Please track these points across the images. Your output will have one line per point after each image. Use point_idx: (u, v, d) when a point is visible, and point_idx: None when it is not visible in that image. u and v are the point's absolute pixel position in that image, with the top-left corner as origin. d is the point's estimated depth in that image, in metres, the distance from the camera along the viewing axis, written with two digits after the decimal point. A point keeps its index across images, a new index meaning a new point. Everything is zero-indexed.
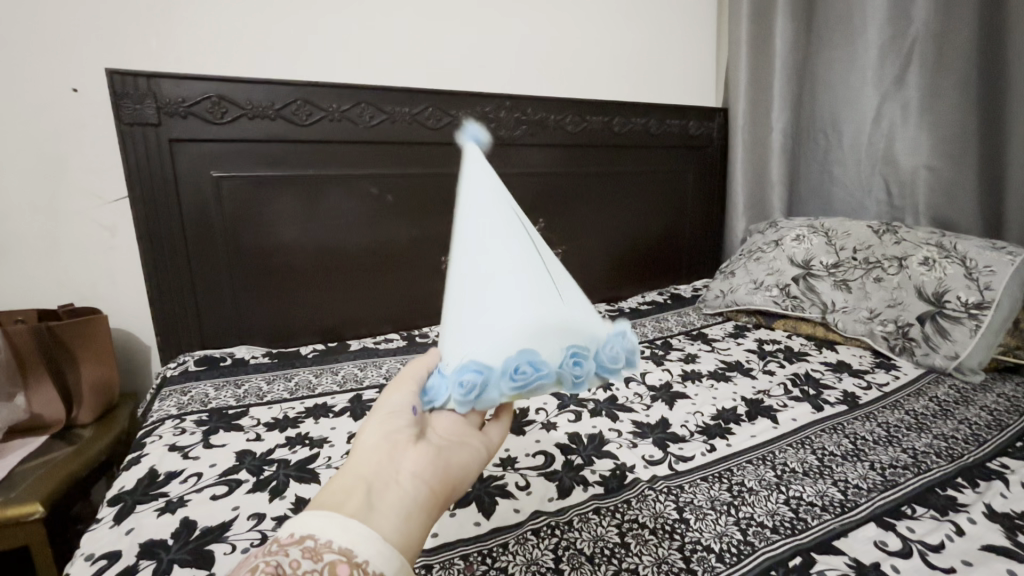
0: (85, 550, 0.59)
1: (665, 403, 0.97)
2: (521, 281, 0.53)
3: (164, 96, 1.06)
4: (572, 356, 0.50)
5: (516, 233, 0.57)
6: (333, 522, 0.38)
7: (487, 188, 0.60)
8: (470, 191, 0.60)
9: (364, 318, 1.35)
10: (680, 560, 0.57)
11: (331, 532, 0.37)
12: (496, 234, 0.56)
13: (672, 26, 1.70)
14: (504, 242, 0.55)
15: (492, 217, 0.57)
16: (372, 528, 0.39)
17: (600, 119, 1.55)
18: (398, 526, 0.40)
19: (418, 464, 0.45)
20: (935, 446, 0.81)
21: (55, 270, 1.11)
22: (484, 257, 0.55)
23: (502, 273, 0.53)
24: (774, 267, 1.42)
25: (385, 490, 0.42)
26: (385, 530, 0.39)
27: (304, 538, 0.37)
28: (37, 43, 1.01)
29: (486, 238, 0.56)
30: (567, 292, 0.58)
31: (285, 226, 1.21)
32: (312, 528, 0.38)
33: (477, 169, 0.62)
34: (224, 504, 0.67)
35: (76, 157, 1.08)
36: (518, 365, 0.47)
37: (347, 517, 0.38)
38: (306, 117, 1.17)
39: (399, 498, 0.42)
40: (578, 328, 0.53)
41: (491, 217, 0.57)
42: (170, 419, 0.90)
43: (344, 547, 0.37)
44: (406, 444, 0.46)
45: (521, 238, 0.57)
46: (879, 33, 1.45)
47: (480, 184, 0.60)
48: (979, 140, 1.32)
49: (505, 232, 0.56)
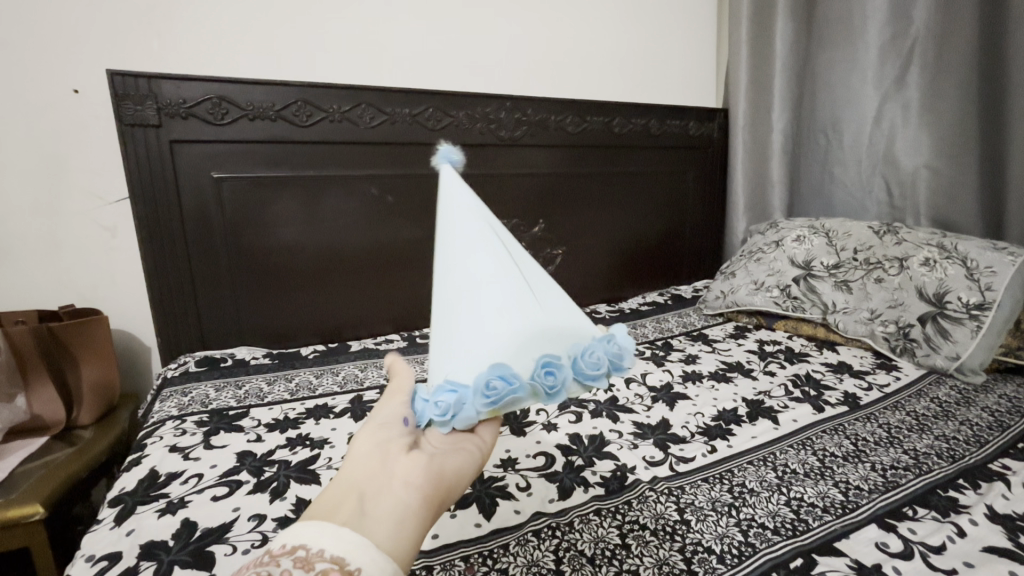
0: (85, 552, 0.59)
1: (666, 404, 0.97)
2: (497, 296, 0.53)
3: (165, 97, 1.06)
4: (545, 366, 0.49)
5: (494, 246, 0.57)
6: (325, 531, 0.38)
7: (463, 204, 0.60)
8: (448, 208, 0.61)
9: (364, 318, 1.35)
10: (682, 561, 0.57)
11: (322, 541, 0.37)
12: (474, 250, 0.57)
13: (672, 27, 1.70)
14: (480, 259, 0.56)
15: (471, 233, 0.58)
16: (364, 535, 0.38)
17: (601, 119, 1.55)
18: (392, 531, 0.39)
19: (410, 471, 0.44)
20: (937, 447, 0.80)
21: (56, 270, 1.11)
22: (463, 275, 0.56)
23: (482, 290, 0.54)
24: (774, 268, 1.42)
25: (378, 498, 0.42)
26: (378, 536, 0.39)
27: (296, 549, 0.37)
28: (38, 43, 1.01)
29: (464, 255, 0.57)
30: (549, 296, 0.58)
31: (286, 226, 1.21)
32: (304, 538, 0.37)
33: (454, 187, 0.62)
34: (225, 505, 0.67)
35: (77, 158, 1.08)
36: (488, 383, 0.47)
37: (338, 526, 0.38)
38: (307, 118, 1.17)
39: (393, 505, 0.41)
40: (556, 337, 0.53)
41: (469, 233, 0.58)
42: (171, 420, 0.90)
43: (336, 555, 0.36)
44: (398, 453, 0.46)
45: (498, 251, 0.57)
46: (879, 33, 1.45)
47: (458, 199, 0.61)
48: (980, 140, 1.32)
49: (482, 246, 0.57)
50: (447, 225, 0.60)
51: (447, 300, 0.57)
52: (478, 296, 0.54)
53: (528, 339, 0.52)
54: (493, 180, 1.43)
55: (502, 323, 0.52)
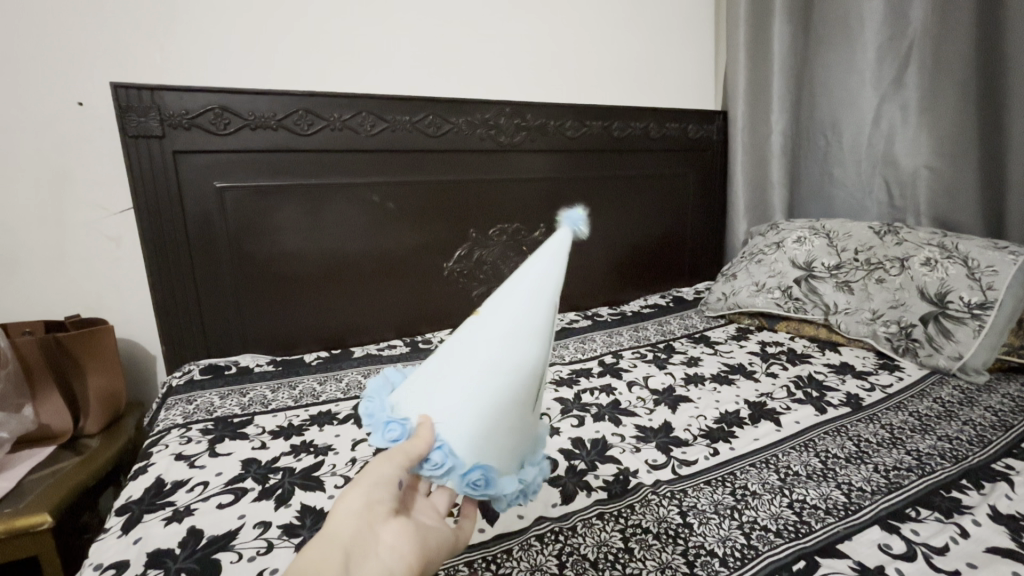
0: (93, 560, 0.60)
1: (667, 408, 0.97)
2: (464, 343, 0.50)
3: (169, 108, 1.07)
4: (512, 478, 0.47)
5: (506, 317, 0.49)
6: None
7: (553, 289, 0.51)
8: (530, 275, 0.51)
9: (366, 325, 1.36)
10: (684, 565, 0.57)
11: None
12: (526, 325, 0.48)
13: (669, 31, 1.71)
14: (527, 342, 0.48)
15: (539, 300, 0.50)
16: None
17: (599, 124, 1.56)
18: None
19: (402, 540, 0.39)
20: (940, 447, 0.80)
21: (61, 282, 1.12)
22: (499, 340, 0.47)
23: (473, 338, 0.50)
24: (776, 270, 1.41)
25: (366, 561, 0.36)
26: None
27: None
28: (44, 57, 1.03)
29: (512, 323, 0.48)
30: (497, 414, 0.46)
31: (288, 235, 1.22)
32: None
33: (559, 263, 0.52)
34: (230, 513, 0.68)
35: (81, 170, 1.09)
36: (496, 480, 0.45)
37: None
38: (308, 127, 1.18)
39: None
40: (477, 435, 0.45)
41: (539, 306, 0.49)
42: (176, 428, 0.91)
43: None
44: (389, 516, 0.39)
45: (545, 349, 0.50)
46: (877, 35, 1.46)
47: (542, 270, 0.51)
48: (979, 139, 1.32)
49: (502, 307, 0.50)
50: (515, 287, 0.51)
51: (459, 343, 0.50)
52: (498, 362, 0.47)
53: (520, 438, 0.49)
54: (494, 186, 1.44)
55: (507, 403, 0.47)
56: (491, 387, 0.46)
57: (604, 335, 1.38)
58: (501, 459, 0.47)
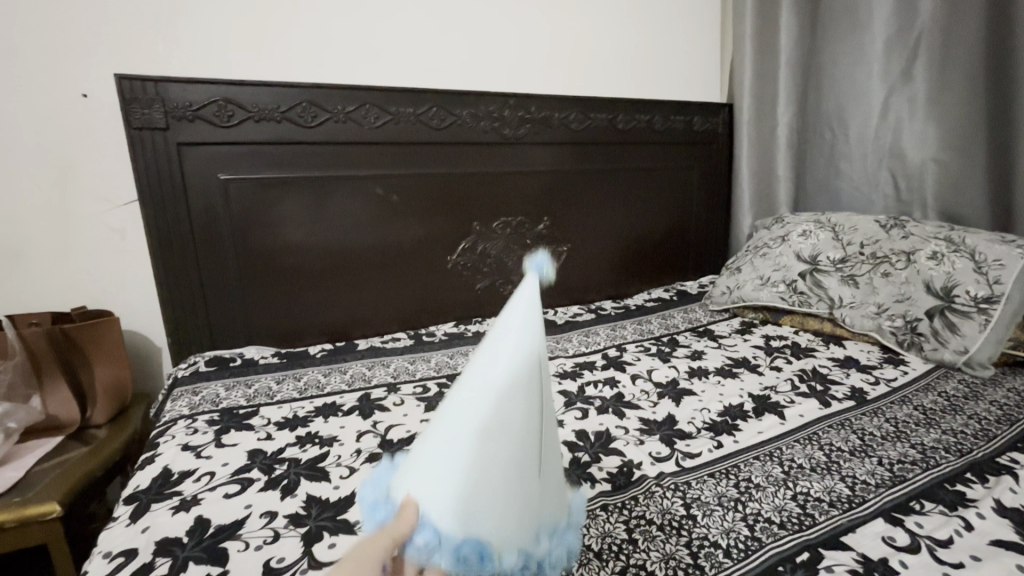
0: (103, 548, 0.61)
1: (671, 401, 0.97)
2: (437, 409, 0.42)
3: (173, 100, 1.07)
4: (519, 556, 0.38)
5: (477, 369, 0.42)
6: None
7: (537, 328, 0.43)
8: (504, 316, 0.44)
9: (370, 317, 1.36)
10: (688, 556, 0.58)
11: None
12: (508, 371, 0.41)
13: (674, 23, 1.69)
14: (507, 392, 0.40)
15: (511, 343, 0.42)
16: None
17: (604, 116, 1.55)
18: None
19: None
20: (944, 441, 0.80)
21: (67, 274, 1.13)
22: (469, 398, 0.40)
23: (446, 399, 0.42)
24: (781, 263, 1.41)
25: None
26: None
27: None
28: (48, 49, 1.03)
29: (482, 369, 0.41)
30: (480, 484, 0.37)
31: (293, 227, 1.22)
32: None
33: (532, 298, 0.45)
34: (237, 502, 0.68)
35: (86, 163, 1.09)
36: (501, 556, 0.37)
37: None
38: (312, 119, 1.18)
39: None
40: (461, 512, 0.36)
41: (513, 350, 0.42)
42: (183, 419, 0.91)
43: None
44: None
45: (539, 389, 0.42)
46: (885, 27, 1.45)
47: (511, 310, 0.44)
48: (987, 132, 1.31)
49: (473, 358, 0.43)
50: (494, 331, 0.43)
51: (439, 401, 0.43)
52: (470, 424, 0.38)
53: (525, 505, 0.40)
54: (498, 179, 1.43)
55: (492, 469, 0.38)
56: (464, 453, 0.38)
57: (608, 328, 1.38)
58: (507, 536, 0.38)
